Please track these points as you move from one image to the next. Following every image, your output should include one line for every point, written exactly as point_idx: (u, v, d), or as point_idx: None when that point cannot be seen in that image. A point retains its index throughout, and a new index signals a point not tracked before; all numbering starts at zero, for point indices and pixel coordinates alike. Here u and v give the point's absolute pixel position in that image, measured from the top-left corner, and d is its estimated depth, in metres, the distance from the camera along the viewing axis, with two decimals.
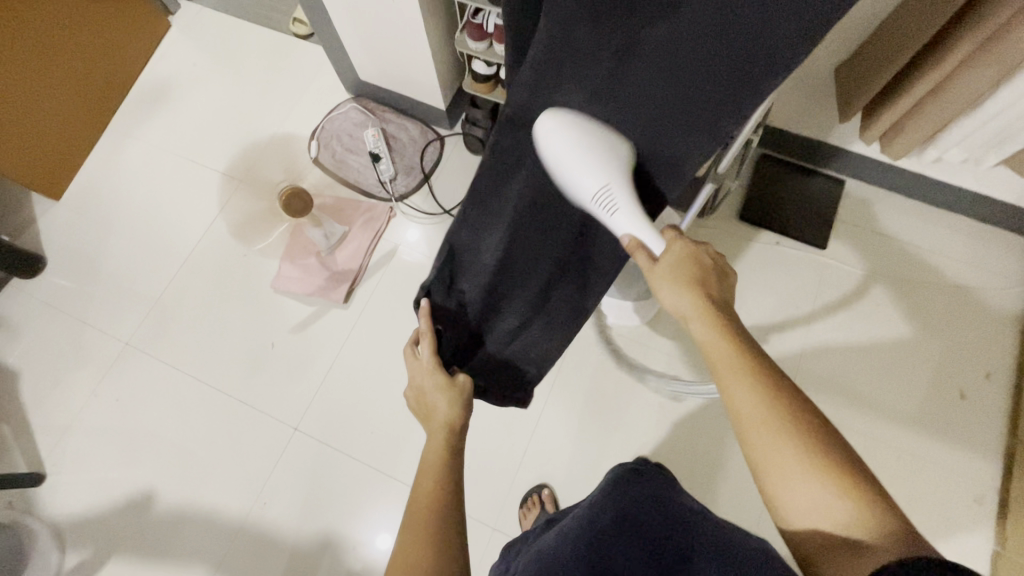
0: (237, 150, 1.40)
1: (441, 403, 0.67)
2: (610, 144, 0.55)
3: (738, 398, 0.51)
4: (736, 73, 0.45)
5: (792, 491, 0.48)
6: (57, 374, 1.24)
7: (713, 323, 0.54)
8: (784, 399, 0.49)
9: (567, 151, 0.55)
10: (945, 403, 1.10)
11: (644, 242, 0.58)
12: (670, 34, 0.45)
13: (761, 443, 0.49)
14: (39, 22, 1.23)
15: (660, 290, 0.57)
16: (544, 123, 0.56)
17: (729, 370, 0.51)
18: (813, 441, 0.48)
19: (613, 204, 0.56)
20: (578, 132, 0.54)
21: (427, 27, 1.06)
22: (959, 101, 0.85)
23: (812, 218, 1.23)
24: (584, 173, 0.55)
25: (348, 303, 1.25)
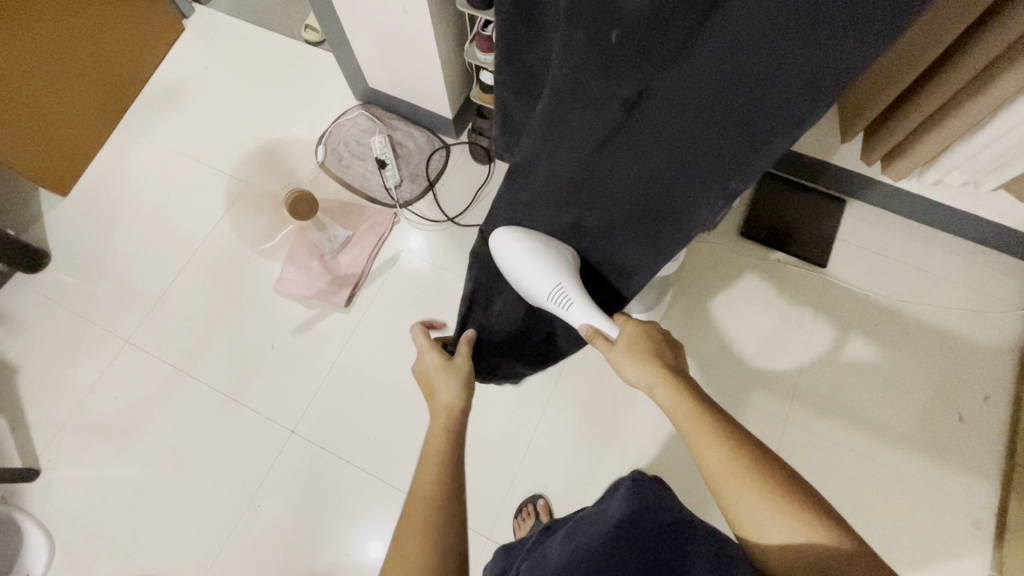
0: (245, 152, 1.42)
1: (444, 380, 0.68)
2: (555, 253, 0.70)
3: (707, 457, 0.53)
4: (758, 110, 0.42)
5: (771, 540, 0.49)
6: (56, 369, 1.24)
7: (676, 390, 0.57)
8: (748, 452, 0.52)
9: (520, 263, 0.69)
10: (944, 426, 1.10)
11: (600, 329, 0.65)
12: (683, 79, 0.43)
13: (734, 496, 0.50)
14: (54, 21, 1.25)
15: (624, 367, 0.61)
16: (503, 247, 0.71)
17: (695, 431, 0.54)
18: (781, 487, 0.50)
19: (567, 300, 0.67)
20: (527, 245, 0.69)
21: (437, 37, 1.07)
22: (958, 125, 0.86)
23: (812, 237, 1.24)
24: (537, 276, 0.68)
25: (349, 307, 1.25)
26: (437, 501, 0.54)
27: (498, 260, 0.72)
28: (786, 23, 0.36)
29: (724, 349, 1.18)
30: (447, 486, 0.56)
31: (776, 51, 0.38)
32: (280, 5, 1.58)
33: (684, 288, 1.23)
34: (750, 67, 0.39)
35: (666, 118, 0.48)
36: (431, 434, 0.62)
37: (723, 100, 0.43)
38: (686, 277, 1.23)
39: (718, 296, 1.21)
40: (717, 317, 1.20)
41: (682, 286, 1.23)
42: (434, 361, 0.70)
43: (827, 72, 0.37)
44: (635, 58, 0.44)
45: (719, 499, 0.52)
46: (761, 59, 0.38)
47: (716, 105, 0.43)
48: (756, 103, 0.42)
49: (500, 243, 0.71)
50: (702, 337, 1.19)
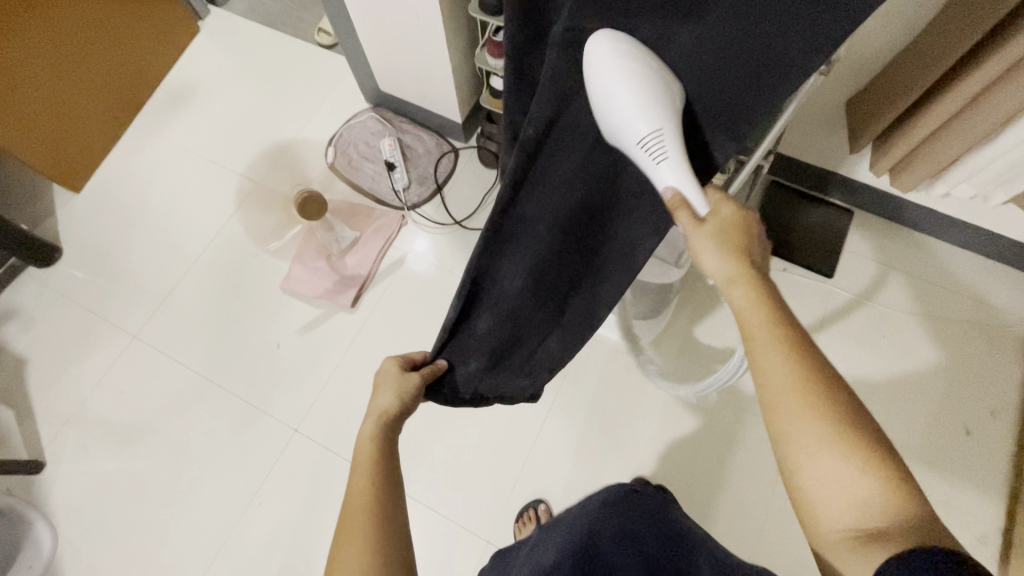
0: (256, 153, 1.43)
1: (386, 387, 0.63)
2: (662, 86, 0.45)
3: (770, 367, 0.44)
4: (771, 57, 0.42)
5: (811, 468, 0.43)
6: (64, 363, 1.25)
7: (755, 291, 0.46)
8: (821, 375, 0.44)
9: (616, 77, 0.43)
10: (951, 440, 1.09)
11: (690, 199, 0.47)
12: (702, 25, 0.42)
13: (788, 417, 0.43)
14: (72, 22, 1.28)
15: (701, 254, 0.48)
16: (596, 49, 0.44)
17: (763, 338, 0.45)
18: (847, 421, 0.42)
19: (662, 152, 0.46)
20: (635, 64, 0.44)
21: (449, 43, 1.09)
22: (964, 139, 0.87)
23: (819, 247, 1.23)
24: (641, 107, 0.44)
25: (355, 307, 1.26)
26: (375, 495, 0.53)
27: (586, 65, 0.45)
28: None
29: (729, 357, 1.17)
30: (382, 488, 0.54)
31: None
32: (293, 8, 1.60)
33: (690, 295, 1.23)
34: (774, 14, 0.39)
35: (680, 72, 0.45)
36: (361, 436, 0.59)
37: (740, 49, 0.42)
38: (691, 285, 1.23)
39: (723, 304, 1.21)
40: (722, 325, 1.20)
41: (688, 292, 1.23)
42: (387, 368, 0.65)
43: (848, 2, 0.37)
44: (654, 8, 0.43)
45: (768, 417, 0.45)
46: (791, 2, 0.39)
47: (735, 49, 0.42)
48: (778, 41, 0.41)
49: (598, 53, 0.44)
50: (708, 344, 1.19)
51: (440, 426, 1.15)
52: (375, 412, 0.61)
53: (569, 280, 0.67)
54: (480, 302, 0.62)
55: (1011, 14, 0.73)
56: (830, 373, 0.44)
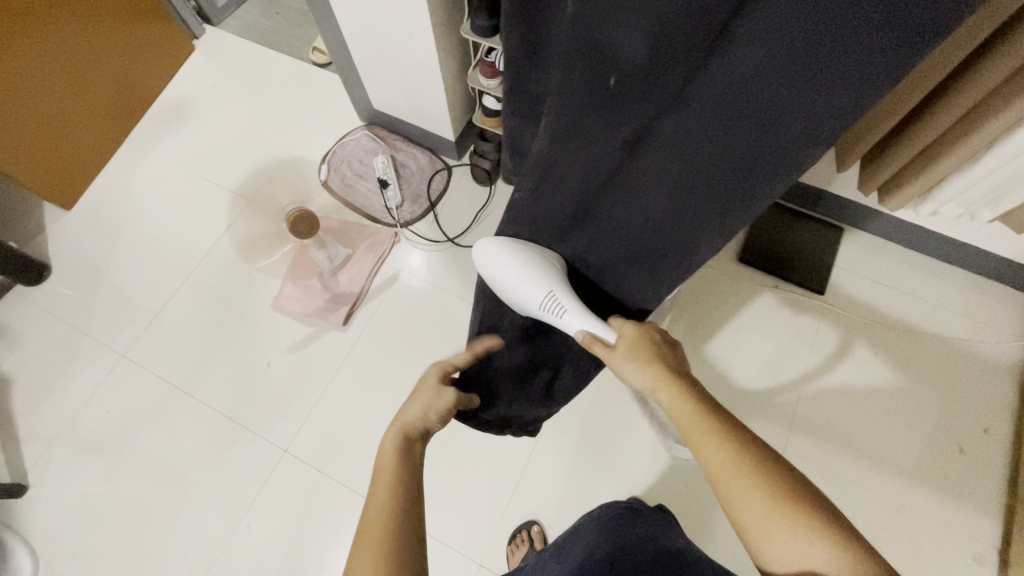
0: (250, 169, 1.43)
1: (421, 398, 0.65)
2: (543, 267, 0.71)
3: (710, 458, 0.50)
4: (756, 159, 0.46)
5: (773, 548, 0.45)
6: (50, 381, 1.24)
7: (677, 392, 0.56)
8: (755, 457, 0.49)
9: (509, 274, 0.71)
10: (945, 457, 1.09)
11: (596, 335, 0.67)
12: (685, 120, 0.47)
13: (741, 502, 0.47)
14: (69, 43, 1.29)
15: (626, 368, 0.62)
16: (485, 258, 0.74)
17: (696, 432, 0.52)
18: (787, 492, 0.47)
19: (561, 307, 0.70)
20: (516, 260, 0.71)
21: (441, 63, 1.10)
22: (953, 158, 0.88)
23: (811, 265, 1.24)
24: (529, 287, 0.70)
25: (347, 325, 1.25)
26: (397, 527, 0.51)
27: (485, 272, 0.74)
28: (790, 60, 0.37)
29: (724, 374, 1.17)
30: (403, 498, 0.53)
31: (767, 109, 0.41)
32: (290, 28, 1.63)
33: (683, 312, 1.23)
34: (765, 109, 0.41)
35: (666, 158, 0.52)
36: (385, 441, 0.59)
37: (723, 130, 0.45)
38: (686, 303, 1.23)
39: (718, 321, 1.22)
40: (715, 343, 1.20)
41: (680, 310, 1.23)
42: (431, 378, 0.68)
43: (823, 116, 0.39)
44: (632, 101, 0.48)
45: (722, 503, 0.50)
46: (775, 103, 0.41)
47: (718, 146, 0.47)
48: (759, 141, 0.44)
49: (489, 267, 0.73)
50: (701, 360, 1.19)
51: (432, 446, 1.14)
52: (403, 419, 0.61)
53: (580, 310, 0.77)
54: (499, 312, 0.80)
55: (998, 29, 0.71)
56: (765, 451, 0.50)
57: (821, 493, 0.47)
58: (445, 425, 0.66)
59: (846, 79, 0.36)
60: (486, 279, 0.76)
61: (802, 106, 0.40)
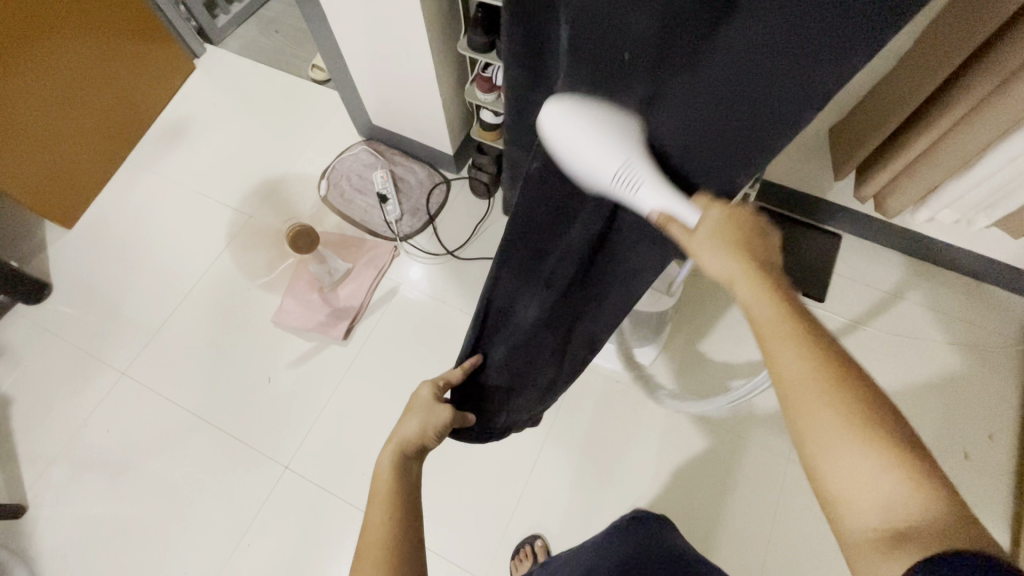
0: (250, 185, 1.44)
1: (415, 414, 0.65)
2: (623, 120, 0.45)
3: (782, 359, 0.42)
4: (767, 119, 0.40)
5: (829, 460, 0.38)
6: (50, 401, 1.23)
7: (762, 287, 0.45)
8: (840, 368, 0.40)
9: (580, 131, 0.44)
10: (950, 464, 1.08)
11: (675, 213, 0.47)
12: (695, 88, 0.41)
13: (805, 410, 0.40)
14: (70, 63, 1.31)
15: (702, 256, 0.49)
16: (547, 111, 0.46)
17: (773, 330, 0.43)
18: (868, 409, 0.38)
19: (635, 181, 0.46)
20: (587, 114, 0.45)
21: (439, 79, 1.11)
22: (946, 166, 0.90)
23: (810, 273, 1.24)
24: (602, 148, 0.45)
25: (347, 339, 1.25)
26: (396, 548, 0.51)
27: (543, 129, 0.47)
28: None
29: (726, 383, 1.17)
30: (400, 522, 0.53)
31: (779, 66, 0.36)
32: (289, 46, 1.65)
33: (683, 322, 1.23)
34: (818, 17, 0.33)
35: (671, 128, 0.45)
36: (380, 461, 0.59)
37: (746, 94, 0.39)
38: (686, 315, 1.24)
39: (718, 332, 1.22)
40: (715, 351, 1.20)
41: (680, 319, 1.23)
42: (423, 395, 0.69)
43: (836, 69, 0.35)
44: (641, 72, 0.41)
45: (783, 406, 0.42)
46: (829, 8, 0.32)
47: (725, 110, 0.41)
48: (768, 105, 0.39)
49: (550, 120, 0.46)
50: (702, 369, 1.19)
51: (434, 460, 1.13)
52: (399, 436, 0.61)
53: (575, 309, 0.74)
54: (496, 329, 0.74)
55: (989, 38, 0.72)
56: (850, 364, 0.41)
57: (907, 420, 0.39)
58: (441, 441, 0.66)
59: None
60: (540, 134, 0.48)
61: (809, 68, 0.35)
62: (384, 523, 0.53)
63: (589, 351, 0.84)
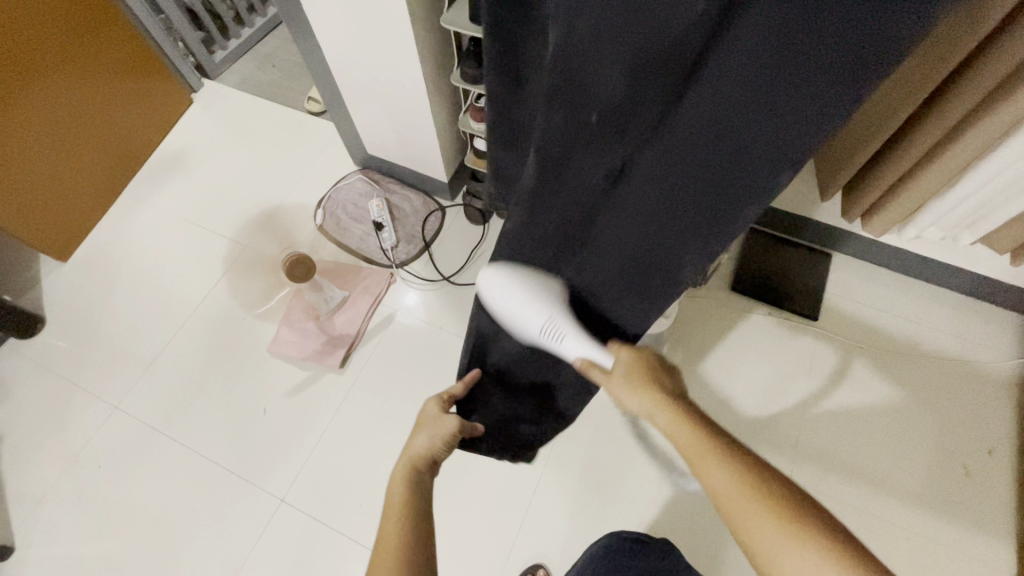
0: (246, 216, 1.46)
1: (426, 425, 0.65)
2: (543, 287, 0.67)
3: (713, 482, 0.50)
4: (737, 183, 0.45)
5: (782, 566, 0.45)
6: (39, 437, 1.21)
7: (676, 416, 0.55)
8: (757, 479, 0.49)
9: (508, 299, 0.67)
10: (951, 481, 1.08)
11: (593, 359, 0.64)
12: (664, 153, 0.47)
13: (748, 524, 0.47)
14: (74, 100, 1.34)
15: (623, 396, 0.60)
16: (487, 285, 0.69)
17: (698, 456, 0.52)
18: (790, 510, 0.46)
19: (558, 332, 0.66)
20: (514, 283, 0.67)
21: (433, 109, 1.14)
22: (929, 184, 0.92)
23: (802, 291, 1.26)
24: (528, 310, 0.66)
25: (343, 367, 1.24)
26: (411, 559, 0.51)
27: (485, 297, 0.69)
28: (776, 67, 0.36)
29: (724, 403, 1.17)
30: (414, 536, 0.53)
31: (738, 135, 0.41)
32: (285, 80, 1.69)
33: (679, 341, 1.24)
34: (760, 107, 0.38)
35: (647, 190, 0.51)
36: (393, 475, 0.60)
37: (714, 159, 0.44)
38: (680, 337, 1.24)
39: (713, 352, 1.22)
40: (711, 371, 1.20)
41: (676, 339, 1.24)
42: (430, 410, 0.67)
43: (792, 140, 0.39)
44: (613, 135, 0.49)
45: (730, 524, 0.49)
46: (769, 101, 0.38)
47: (693, 174, 0.46)
48: (737, 169, 0.44)
49: (488, 291, 0.69)
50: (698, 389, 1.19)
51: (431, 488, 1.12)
52: (409, 453, 0.62)
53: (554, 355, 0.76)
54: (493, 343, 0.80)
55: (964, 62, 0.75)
56: (765, 471, 0.49)
57: (824, 507, 0.47)
58: (453, 452, 0.66)
59: (836, 85, 0.35)
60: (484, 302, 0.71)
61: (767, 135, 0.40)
62: (397, 535, 0.53)
63: (579, 394, 0.83)
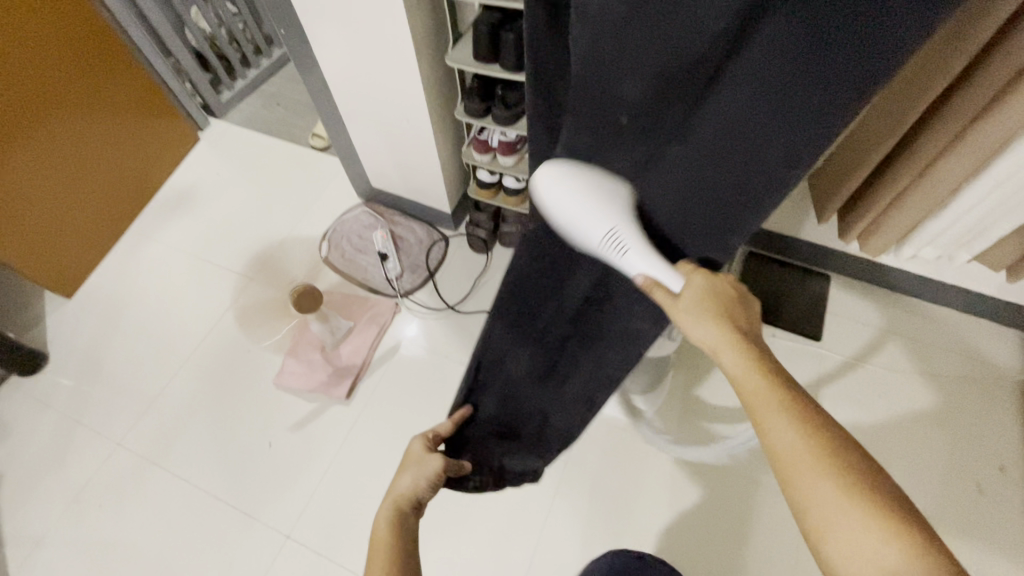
0: (252, 249, 1.47)
1: (409, 467, 0.65)
2: (611, 186, 0.56)
3: (773, 432, 0.45)
4: (748, 190, 0.48)
5: (837, 531, 0.41)
6: (39, 475, 1.19)
7: (746, 355, 0.48)
8: (826, 435, 0.44)
9: (570, 197, 0.56)
10: (965, 500, 1.07)
11: (659, 279, 0.55)
12: (680, 155, 0.51)
13: (805, 484, 0.43)
14: (81, 138, 1.37)
15: (685, 324, 0.53)
16: (544, 176, 0.57)
17: (763, 402, 0.46)
18: (857, 474, 0.42)
19: (622, 245, 0.55)
20: (577, 179, 0.56)
21: (438, 143, 1.17)
22: (921, 206, 0.95)
23: (804, 312, 1.27)
24: (591, 213, 0.55)
25: (349, 399, 1.24)
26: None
27: (540, 192, 0.58)
28: (791, 66, 0.40)
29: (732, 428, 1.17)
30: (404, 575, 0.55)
31: (754, 137, 0.45)
32: (290, 118, 1.74)
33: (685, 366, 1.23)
34: (777, 106, 0.42)
35: (662, 191, 0.55)
36: (377, 522, 0.60)
37: (726, 160, 0.48)
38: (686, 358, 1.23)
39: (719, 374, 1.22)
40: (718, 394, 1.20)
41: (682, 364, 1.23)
42: (415, 449, 0.67)
43: (806, 145, 0.43)
44: (636, 135, 0.54)
45: (780, 481, 0.45)
46: (787, 100, 0.41)
47: (703, 173, 0.50)
48: (749, 171, 0.47)
49: (544, 183, 0.57)
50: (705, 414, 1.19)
51: (440, 520, 1.10)
52: (393, 495, 0.62)
53: (567, 364, 0.78)
54: (487, 378, 0.79)
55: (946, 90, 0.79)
56: (833, 429, 0.44)
57: (891, 479, 0.43)
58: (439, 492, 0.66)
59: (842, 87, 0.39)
60: (538, 200, 0.59)
61: (779, 137, 0.43)
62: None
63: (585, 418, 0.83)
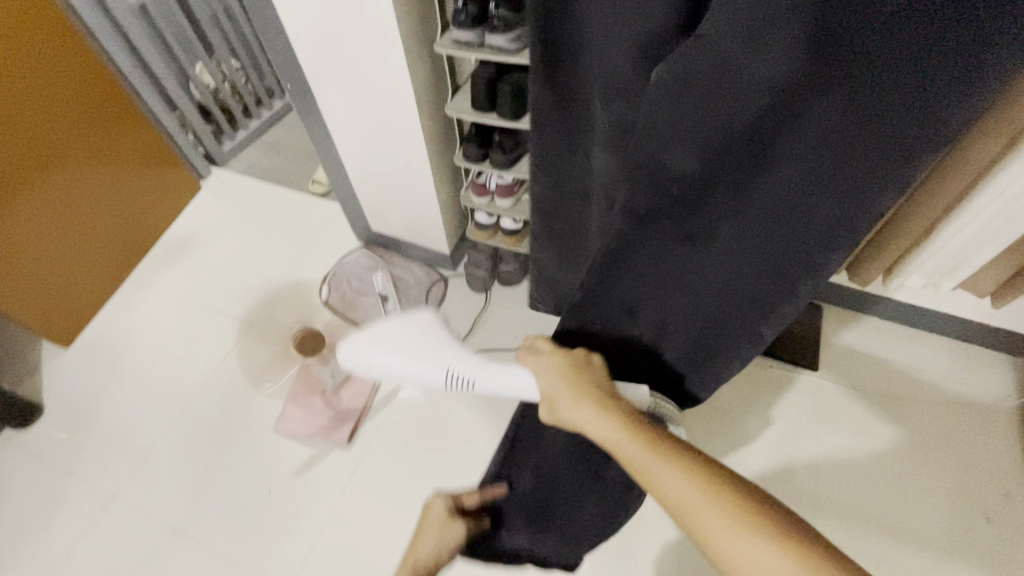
0: (251, 294, 1.48)
1: (429, 533, 0.73)
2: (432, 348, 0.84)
3: (664, 484, 0.54)
4: (807, 238, 0.60)
5: (736, 554, 0.47)
6: (30, 534, 1.16)
7: (627, 427, 0.61)
8: (708, 474, 0.53)
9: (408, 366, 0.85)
10: (972, 528, 1.07)
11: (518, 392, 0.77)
12: (742, 218, 0.62)
13: (700, 519, 0.50)
14: (84, 191, 1.40)
15: (566, 414, 0.68)
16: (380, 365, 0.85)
17: (649, 461, 0.56)
18: (739, 498, 0.50)
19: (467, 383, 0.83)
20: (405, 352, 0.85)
21: (437, 187, 1.21)
22: (911, 228, 1.00)
23: (801, 342, 1.28)
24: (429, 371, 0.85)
25: (350, 443, 1.22)
26: None
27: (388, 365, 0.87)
28: (842, 139, 0.52)
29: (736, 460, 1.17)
30: None
31: (819, 195, 0.56)
32: (291, 165, 1.79)
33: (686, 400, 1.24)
34: (838, 171, 0.54)
35: (728, 246, 0.65)
36: None
37: (786, 217, 0.60)
38: None
39: (720, 408, 1.23)
40: (720, 427, 1.21)
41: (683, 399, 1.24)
42: (436, 510, 0.75)
43: (862, 205, 0.55)
44: (694, 203, 0.64)
45: (684, 528, 0.52)
46: (848, 165, 0.53)
47: (767, 225, 0.61)
48: (811, 223, 0.59)
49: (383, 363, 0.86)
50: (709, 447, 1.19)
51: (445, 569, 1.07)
52: (414, 560, 0.70)
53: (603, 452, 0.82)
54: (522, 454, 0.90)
55: None
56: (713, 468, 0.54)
57: (771, 497, 0.51)
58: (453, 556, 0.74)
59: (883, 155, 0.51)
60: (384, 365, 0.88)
61: (843, 195, 0.55)
62: None
63: (621, 501, 0.85)
